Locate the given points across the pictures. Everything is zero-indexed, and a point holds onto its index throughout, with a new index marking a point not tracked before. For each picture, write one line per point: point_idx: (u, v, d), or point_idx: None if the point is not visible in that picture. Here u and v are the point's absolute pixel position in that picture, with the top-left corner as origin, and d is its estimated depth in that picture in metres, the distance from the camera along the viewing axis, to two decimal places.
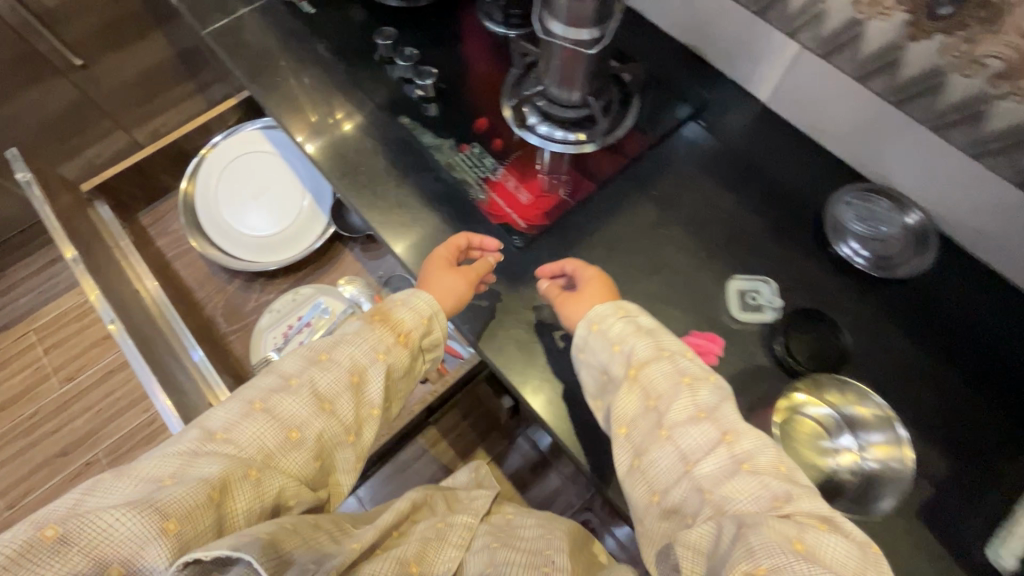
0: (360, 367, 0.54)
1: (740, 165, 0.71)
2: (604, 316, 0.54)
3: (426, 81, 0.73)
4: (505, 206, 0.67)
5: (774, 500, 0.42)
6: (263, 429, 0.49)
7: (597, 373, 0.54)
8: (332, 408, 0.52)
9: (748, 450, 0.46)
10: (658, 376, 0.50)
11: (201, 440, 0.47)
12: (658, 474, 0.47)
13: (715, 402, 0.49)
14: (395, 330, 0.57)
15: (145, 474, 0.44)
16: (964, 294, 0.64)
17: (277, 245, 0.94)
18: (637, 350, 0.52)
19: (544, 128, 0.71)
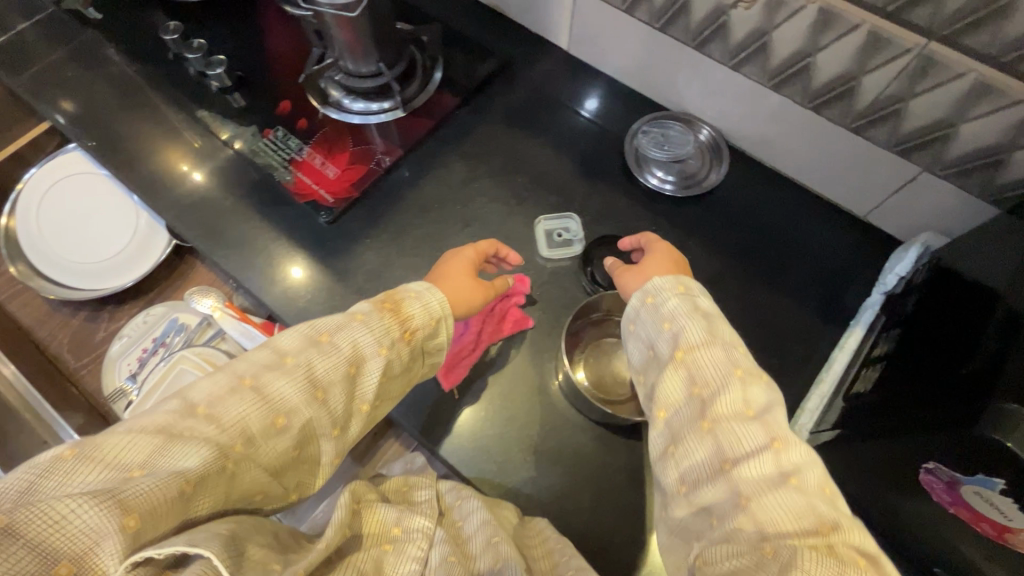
0: (359, 357, 0.45)
1: (536, 109, 0.74)
2: (659, 290, 0.47)
3: (218, 69, 0.70)
4: (312, 183, 0.66)
5: (820, 524, 0.36)
6: (249, 410, 0.40)
7: (641, 347, 0.48)
8: (323, 399, 0.43)
9: (796, 463, 0.39)
10: (710, 359, 0.43)
11: (180, 413, 0.38)
12: (689, 464, 0.41)
13: (767, 401, 0.42)
14: (402, 325, 0.48)
15: (111, 454, 0.34)
16: (767, 204, 0.68)
17: (119, 264, 0.89)
18: (687, 330, 0.45)
19: (356, 103, 0.70)
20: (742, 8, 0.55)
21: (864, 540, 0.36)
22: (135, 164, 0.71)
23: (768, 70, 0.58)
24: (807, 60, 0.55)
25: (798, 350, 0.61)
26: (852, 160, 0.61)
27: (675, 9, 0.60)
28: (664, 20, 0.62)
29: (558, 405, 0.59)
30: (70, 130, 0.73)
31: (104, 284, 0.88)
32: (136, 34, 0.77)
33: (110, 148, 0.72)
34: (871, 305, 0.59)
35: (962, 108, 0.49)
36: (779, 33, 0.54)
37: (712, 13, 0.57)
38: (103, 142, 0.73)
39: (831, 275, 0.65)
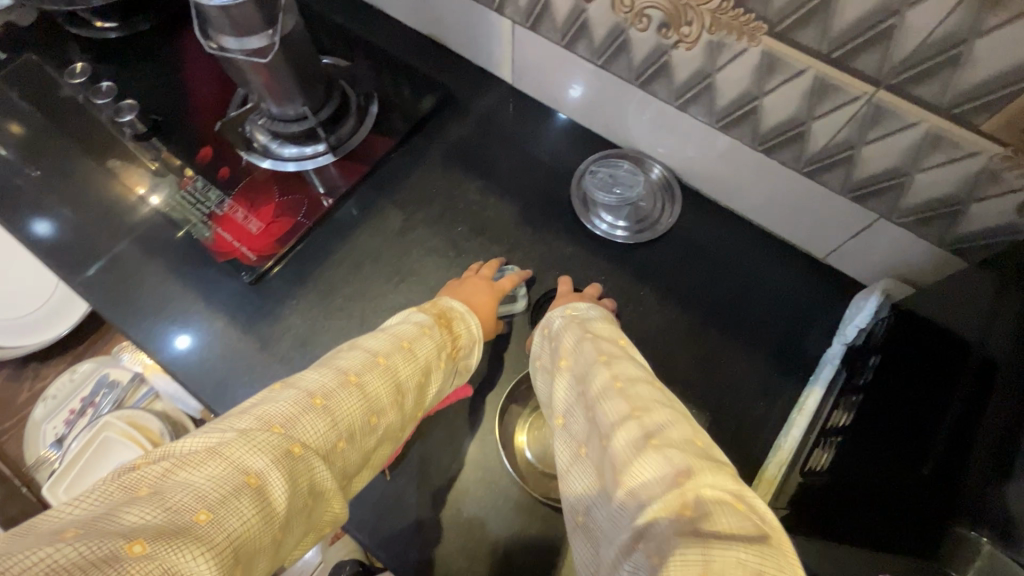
0: (431, 362, 0.45)
1: (478, 148, 0.69)
2: (550, 319, 0.51)
3: (129, 115, 0.65)
4: (233, 240, 0.61)
5: (675, 476, 0.32)
6: (348, 411, 0.37)
7: (541, 371, 0.49)
8: (395, 407, 0.41)
9: (659, 424, 0.37)
10: (581, 354, 0.45)
11: (301, 406, 0.35)
12: (587, 456, 0.39)
13: (636, 377, 0.41)
14: (451, 341, 0.48)
15: (233, 462, 0.30)
16: (723, 245, 0.65)
17: (51, 317, 0.82)
18: (564, 339, 0.47)
19: (287, 149, 0.65)
20: (683, 47, 0.51)
21: (719, 481, 0.32)
22: (37, 219, 0.65)
23: (715, 112, 0.55)
24: (754, 104, 0.51)
25: (757, 409, 0.58)
26: (806, 204, 0.57)
27: (615, 48, 0.56)
28: (606, 56, 0.58)
29: (495, 476, 0.55)
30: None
31: (33, 339, 0.81)
32: (42, 77, 0.71)
33: (11, 202, 0.66)
34: (832, 358, 0.56)
35: (916, 156, 0.45)
36: (723, 76, 0.50)
37: (653, 52, 0.53)
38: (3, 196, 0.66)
39: (788, 324, 0.61)
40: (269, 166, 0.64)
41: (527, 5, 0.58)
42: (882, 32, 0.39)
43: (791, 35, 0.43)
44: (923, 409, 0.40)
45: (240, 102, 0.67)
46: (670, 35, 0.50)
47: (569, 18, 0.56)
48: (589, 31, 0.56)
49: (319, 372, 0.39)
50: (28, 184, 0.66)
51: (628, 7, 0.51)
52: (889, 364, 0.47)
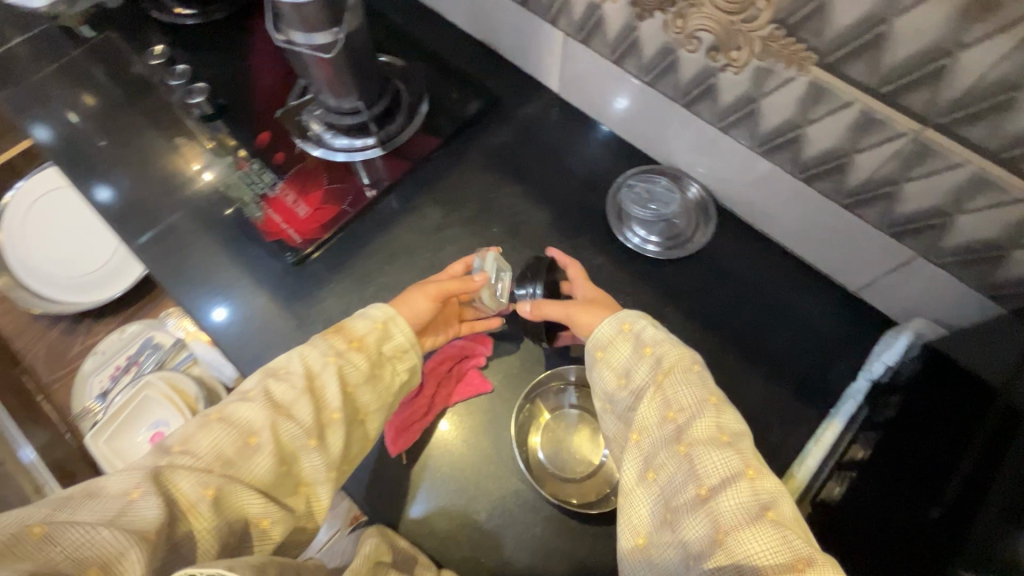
0: (313, 372, 0.48)
1: (521, 153, 0.71)
2: (635, 318, 0.52)
3: (199, 98, 0.71)
4: (281, 222, 0.65)
5: (795, 562, 0.37)
6: (220, 438, 0.43)
7: (607, 375, 0.51)
8: (288, 416, 0.46)
9: (771, 494, 0.41)
10: (683, 388, 0.47)
11: (159, 453, 0.42)
12: (668, 489, 0.43)
13: (739, 426, 0.45)
14: (347, 337, 0.51)
15: (111, 488, 0.38)
16: (754, 269, 0.65)
17: (106, 278, 0.88)
18: (666, 356, 0.49)
19: (337, 140, 0.68)
20: (731, 71, 0.51)
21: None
22: (106, 187, 0.70)
23: (758, 136, 0.55)
24: (797, 131, 0.51)
25: (773, 436, 0.58)
26: (842, 235, 0.57)
27: (663, 67, 0.57)
28: (653, 74, 0.59)
29: (505, 473, 0.57)
30: (45, 147, 0.71)
31: (89, 298, 0.87)
32: (125, 57, 0.76)
33: (84, 169, 0.71)
34: (855, 393, 0.55)
35: (958, 198, 0.45)
36: (769, 102, 0.51)
37: (701, 73, 0.54)
38: (78, 161, 0.71)
39: (814, 355, 0.61)
40: (322, 155, 0.68)
41: (580, 20, 0.60)
42: (932, 71, 0.39)
43: (839, 67, 0.44)
44: (941, 456, 0.40)
45: (299, 93, 0.71)
46: (719, 59, 0.51)
47: (620, 35, 0.58)
48: (638, 48, 0.58)
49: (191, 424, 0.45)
50: (101, 152, 0.72)
51: (680, 28, 0.51)
52: (907, 406, 0.47)
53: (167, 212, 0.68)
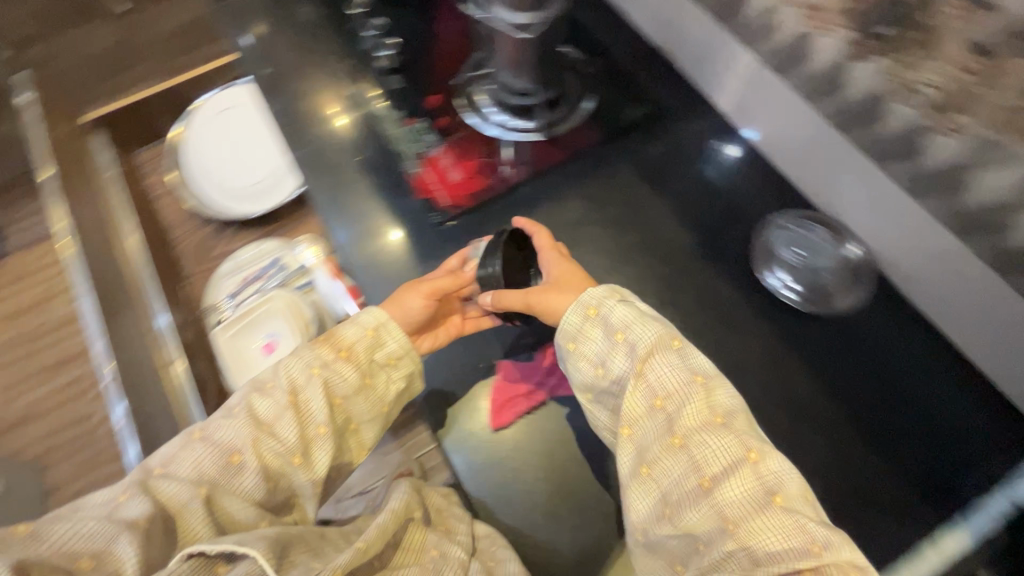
0: (297, 386, 0.56)
1: (677, 167, 0.69)
2: (602, 301, 0.56)
3: (386, 51, 0.75)
4: (434, 183, 0.68)
5: (810, 545, 0.42)
6: (201, 455, 0.51)
7: (587, 367, 0.56)
8: (270, 433, 0.53)
9: (772, 477, 0.47)
10: (664, 372, 0.52)
11: (143, 471, 0.50)
12: (668, 484, 0.49)
13: (730, 407, 0.51)
14: (335, 347, 0.59)
15: (98, 501, 0.48)
16: (899, 343, 0.60)
17: (260, 194, 0.97)
18: (640, 340, 0.54)
19: (499, 117, 0.70)
20: (949, 135, 0.46)
21: (854, 555, 0.42)
22: (287, 117, 0.76)
23: (957, 211, 0.49)
24: (1011, 216, 0.45)
25: (880, 524, 0.53)
26: (1015, 328, 0.52)
27: (864, 114, 0.52)
28: (848, 118, 0.54)
29: (584, 472, 0.61)
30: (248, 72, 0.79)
31: (243, 208, 0.97)
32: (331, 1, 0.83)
33: (273, 96, 0.78)
34: (993, 510, 0.52)
35: None
36: (988, 177, 0.45)
37: (908, 129, 0.49)
38: (270, 88, 0.78)
39: (948, 454, 0.55)
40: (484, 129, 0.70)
41: (782, 51, 0.57)
42: None
43: None
44: None
45: (474, 66, 0.74)
46: (937, 119, 0.46)
47: (824, 72, 0.53)
48: (841, 89, 0.53)
49: (176, 440, 0.53)
50: (290, 83, 0.78)
51: (902, 78, 0.46)
52: None
53: (334, 150, 0.74)
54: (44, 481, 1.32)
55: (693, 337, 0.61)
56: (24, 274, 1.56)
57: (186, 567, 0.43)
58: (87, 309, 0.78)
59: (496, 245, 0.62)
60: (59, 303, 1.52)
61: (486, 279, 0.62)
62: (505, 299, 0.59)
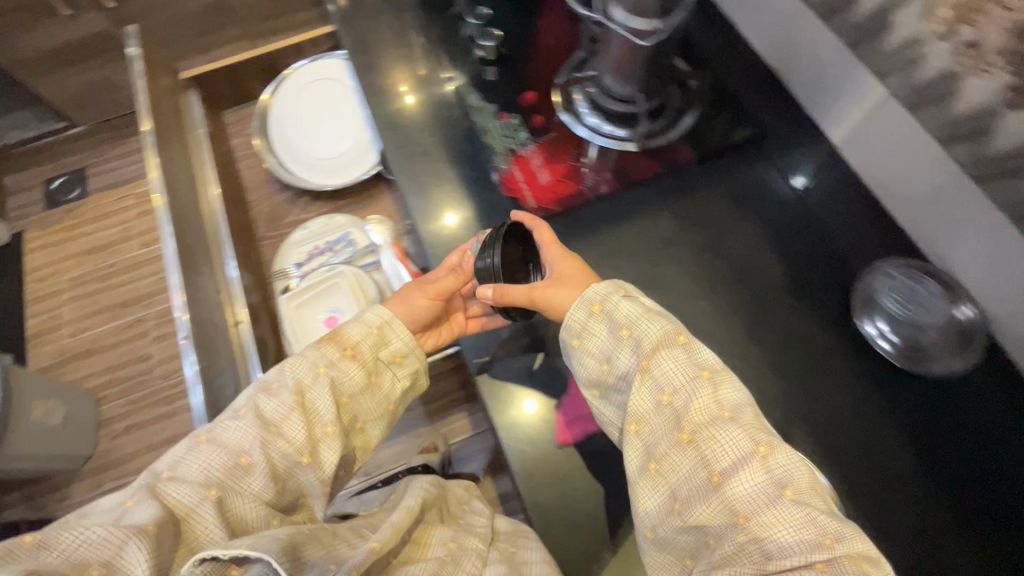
0: (303, 386, 0.56)
1: (778, 198, 0.66)
2: (605, 297, 0.53)
3: (488, 42, 0.74)
4: (522, 182, 0.66)
5: (822, 538, 0.40)
6: (210, 458, 0.51)
7: (590, 361, 0.54)
8: (278, 432, 0.53)
9: (785, 470, 0.43)
10: (671, 368, 0.49)
11: (147, 478, 0.49)
12: (677, 480, 0.46)
13: (741, 400, 0.47)
14: (340, 345, 0.60)
15: (102, 506, 0.46)
16: (1007, 425, 0.54)
17: (337, 168, 0.98)
18: (646, 333, 0.51)
19: (593, 119, 0.69)
20: None
21: (868, 546, 0.39)
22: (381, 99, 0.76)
23: None
24: None
25: None
26: None
27: (1009, 171, 0.47)
28: (986, 171, 0.50)
29: None
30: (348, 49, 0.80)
31: (320, 179, 0.98)
32: None
33: (372, 76, 0.78)
34: None
35: None
36: None
37: None
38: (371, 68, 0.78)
39: None
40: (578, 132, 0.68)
41: (923, 88, 0.52)
42: None
43: None
44: None
45: (572, 65, 0.71)
46: None
47: (968, 118, 0.49)
48: (985, 139, 0.48)
49: (180, 445, 0.53)
50: (390, 66, 0.79)
51: None
52: None
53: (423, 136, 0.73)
54: (100, 413, 1.39)
55: (776, 378, 0.58)
56: (103, 216, 1.64)
57: (201, 569, 0.41)
58: (169, 261, 0.78)
59: (494, 243, 0.60)
60: (131, 247, 1.60)
61: (487, 274, 0.59)
62: (504, 291, 0.58)
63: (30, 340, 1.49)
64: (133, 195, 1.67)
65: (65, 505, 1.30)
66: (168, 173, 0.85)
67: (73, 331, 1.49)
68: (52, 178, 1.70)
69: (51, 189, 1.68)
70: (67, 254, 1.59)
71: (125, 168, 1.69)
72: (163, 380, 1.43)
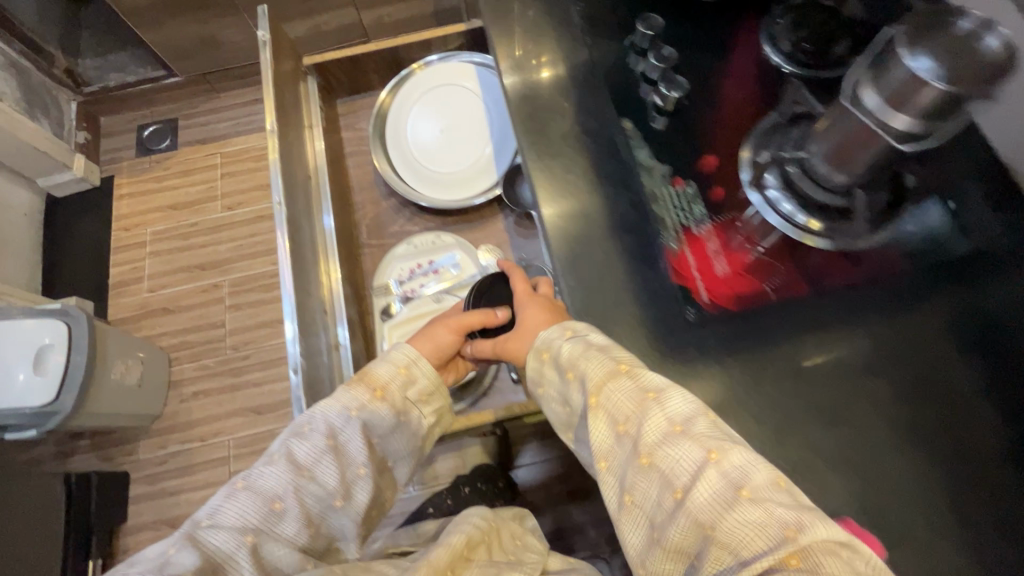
0: (334, 429, 0.63)
1: (992, 327, 0.53)
2: (551, 343, 0.59)
3: (670, 90, 0.62)
4: (695, 269, 0.58)
5: (785, 530, 0.42)
6: (247, 505, 0.59)
7: (556, 404, 0.60)
8: (310, 478, 0.61)
9: (738, 467, 0.46)
10: (618, 398, 0.53)
11: (193, 523, 0.59)
12: (652, 509, 0.50)
13: (688, 412, 0.50)
14: (371, 386, 0.65)
15: (155, 552, 0.56)
16: None
17: (452, 184, 0.92)
18: (589, 375, 0.54)
19: (775, 190, 0.59)
20: None
21: (832, 533, 0.42)
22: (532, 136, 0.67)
23: None
24: None
25: None
26: None
27: None
28: None
29: None
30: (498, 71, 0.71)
31: (433, 195, 0.92)
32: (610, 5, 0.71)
33: (526, 107, 0.68)
34: None
35: None
36: None
37: None
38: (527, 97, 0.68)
39: None
40: (768, 217, 0.58)
41: None
42: None
43: None
44: None
45: (762, 134, 0.62)
46: None
47: None
48: None
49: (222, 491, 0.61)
50: (548, 96, 0.69)
51: None
52: None
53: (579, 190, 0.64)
54: (170, 374, 1.41)
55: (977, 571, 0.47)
56: (190, 171, 1.63)
57: None
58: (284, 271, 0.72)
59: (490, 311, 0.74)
60: (214, 208, 1.59)
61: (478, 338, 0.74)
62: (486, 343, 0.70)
63: (111, 289, 1.51)
64: (220, 153, 1.65)
65: (131, 460, 1.33)
66: (288, 176, 0.79)
67: (152, 287, 1.51)
68: (145, 125, 1.70)
69: (143, 137, 1.69)
70: (153, 207, 1.60)
71: (217, 124, 1.68)
72: (233, 351, 1.43)
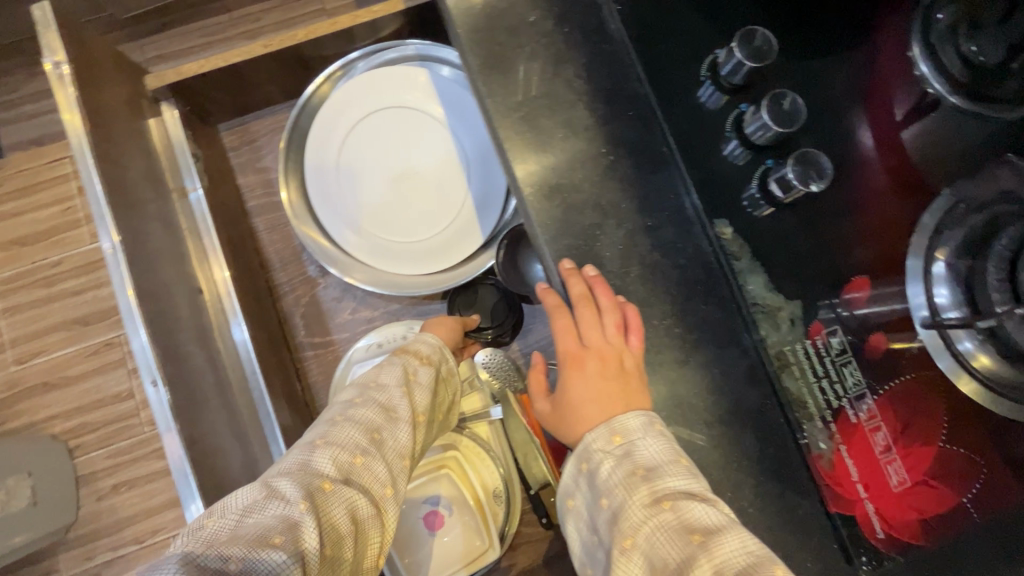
0: (409, 376, 0.52)
1: None
2: (593, 455, 0.39)
3: (803, 177, 0.37)
4: (860, 485, 0.37)
5: None
6: (348, 434, 0.45)
7: (585, 533, 0.39)
8: (393, 418, 0.48)
9: None
10: (659, 542, 0.33)
11: (304, 448, 0.44)
12: None
13: (747, 565, 0.31)
14: (417, 354, 0.54)
15: (272, 494, 0.39)
16: None
17: (422, 249, 0.64)
18: (626, 506, 0.36)
19: (945, 297, 0.36)
20: None
21: None
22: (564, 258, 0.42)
23: None
24: None
25: None
26: None
27: None
28: None
29: None
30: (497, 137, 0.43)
31: (394, 266, 0.63)
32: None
33: (557, 204, 0.42)
34: None
35: None
36: None
37: None
38: (551, 191, 0.42)
39: None
40: (948, 373, 0.36)
41: None
42: None
43: None
44: None
45: (936, 230, 0.37)
46: None
47: None
48: None
49: (314, 428, 0.47)
50: (584, 186, 0.42)
51: None
52: None
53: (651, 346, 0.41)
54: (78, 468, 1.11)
55: None
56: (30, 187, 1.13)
57: None
58: (184, 488, 0.45)
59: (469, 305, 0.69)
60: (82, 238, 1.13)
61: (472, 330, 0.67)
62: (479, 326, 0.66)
63: None
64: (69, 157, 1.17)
65: None
66: (166, 308, 0.50)
67: (19, 357, 1.11)
68: None
69: None
70: None
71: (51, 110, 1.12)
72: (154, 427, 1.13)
